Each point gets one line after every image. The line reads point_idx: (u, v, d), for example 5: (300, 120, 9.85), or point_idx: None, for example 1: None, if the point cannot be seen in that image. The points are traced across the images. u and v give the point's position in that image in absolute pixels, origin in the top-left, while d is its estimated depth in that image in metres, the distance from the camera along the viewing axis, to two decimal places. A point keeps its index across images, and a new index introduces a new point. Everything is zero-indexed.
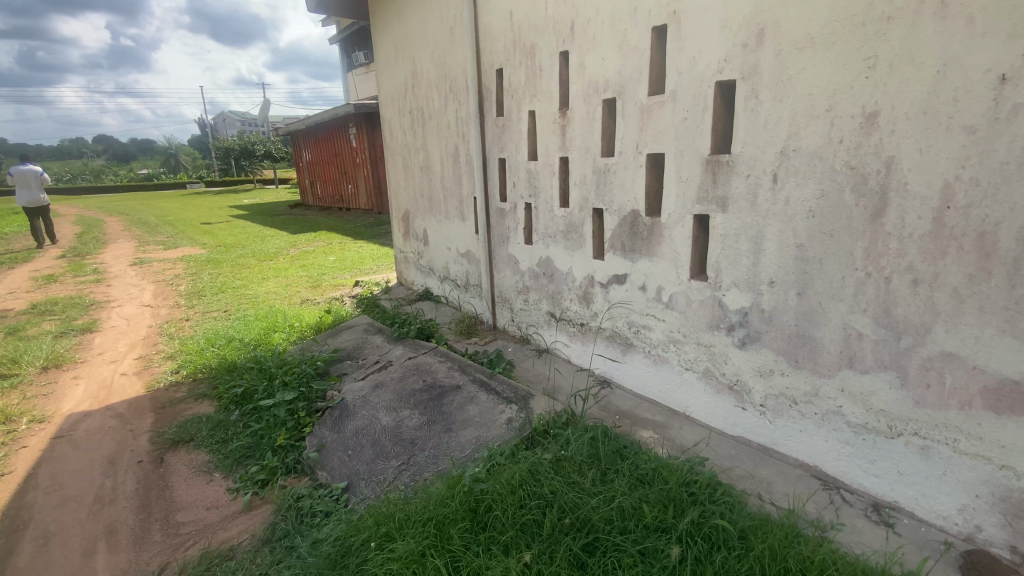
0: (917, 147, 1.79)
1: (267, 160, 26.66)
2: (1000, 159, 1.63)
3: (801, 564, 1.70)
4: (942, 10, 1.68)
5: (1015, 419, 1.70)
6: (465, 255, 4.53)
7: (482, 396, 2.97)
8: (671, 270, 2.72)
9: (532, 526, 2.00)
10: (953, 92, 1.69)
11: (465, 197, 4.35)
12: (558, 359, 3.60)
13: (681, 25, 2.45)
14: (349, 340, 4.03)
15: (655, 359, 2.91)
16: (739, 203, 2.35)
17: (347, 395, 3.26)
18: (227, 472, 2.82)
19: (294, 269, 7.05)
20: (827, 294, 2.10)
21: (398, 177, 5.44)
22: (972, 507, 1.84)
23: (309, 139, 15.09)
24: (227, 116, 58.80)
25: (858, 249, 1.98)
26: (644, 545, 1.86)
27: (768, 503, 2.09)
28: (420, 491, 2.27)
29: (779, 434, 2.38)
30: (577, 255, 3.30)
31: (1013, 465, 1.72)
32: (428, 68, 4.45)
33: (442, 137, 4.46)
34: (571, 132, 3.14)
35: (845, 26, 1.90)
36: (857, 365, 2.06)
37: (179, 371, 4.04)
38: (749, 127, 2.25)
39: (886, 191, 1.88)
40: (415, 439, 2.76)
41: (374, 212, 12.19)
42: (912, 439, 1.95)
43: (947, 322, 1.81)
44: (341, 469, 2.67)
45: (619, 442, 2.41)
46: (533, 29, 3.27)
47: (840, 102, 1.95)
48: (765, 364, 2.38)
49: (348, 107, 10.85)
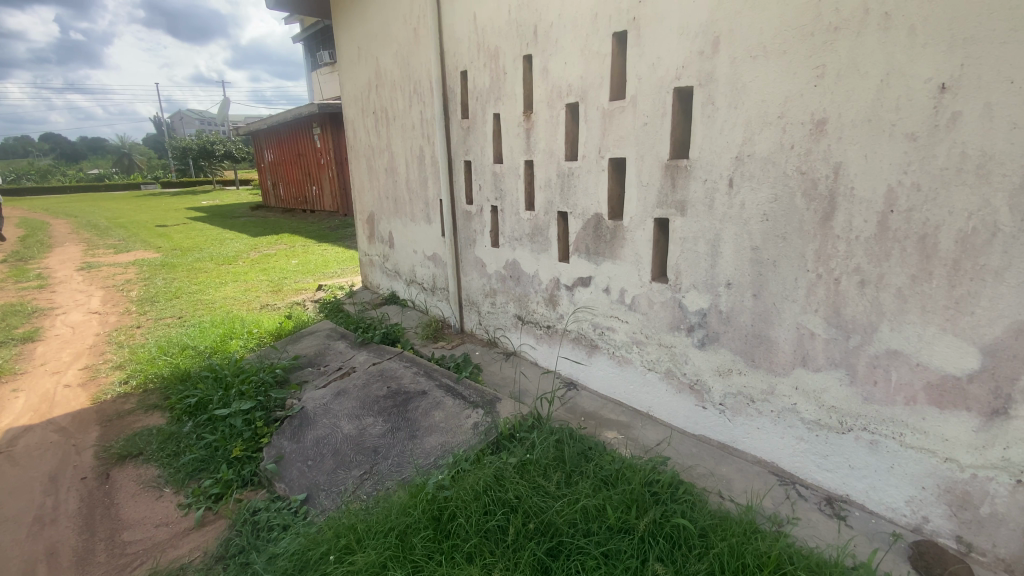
0: (862, 153, 1.86)
1: (226, 160, 25.80)
2: (939, 165, 1.71)
3: (758, 559, 1.74)
4: (885, 21, 1.75)
5: (957, 413, 1.79)
6: (431, 258, 4.48)
7: (448, 401, 2.93)
8: (633, 272, 2.76)
9: (496, 532, 1.98)
10: (897, 101, 1.77)
11: (431, 199, 4.30)
12: (524, 362, 3.59)
13: (641, 32, 2.49)
14: (311, 346, 3.92)
15: (619, 360, 2.94)
16: (697, 207, 2.40)
17: (308, 403, 3.17)
18: (178, 487, 2.69)
19: (254, 273, 6.83)
20: (781, 295, 2.17)
21: (362, 179, 5.34)
22: (918, 499, 1.92)
23: (271, 139, 14.70)
24: (184, 115, 56.73)
25: (809, 251, 2.05)
26: (607, 547, 1.87)
27: (728, 500, 2.13)
28: (382, 501, 2.21)
29: (738, 432, 2.44)
30: (543, 258, 3.31)
31: (956, 457, 1.81)
32: (391, 69, 4.39)
33: (406, 139, 4.40)
34: (535, 135, 3.15)
35: (796, 35, 1.96)
36: (810, 363, 2.13)
37: (128, 381, 3.83)
38: (706, 133, 2.30)
39: (834, 195, 1.95)
40: (378, 447, 2.70)
41: (339, 213, 11.96)
42: (862, 434, 2.03)
43: (891, 321, 1.89)
44: (300, 480, 2.58)
45: (584, 444, 2.42)
46: (497, 32, 3.27)
47: (791, 109, 2.02)
48: (724, 363, 2.43)
49: (312, 106, 10.62)
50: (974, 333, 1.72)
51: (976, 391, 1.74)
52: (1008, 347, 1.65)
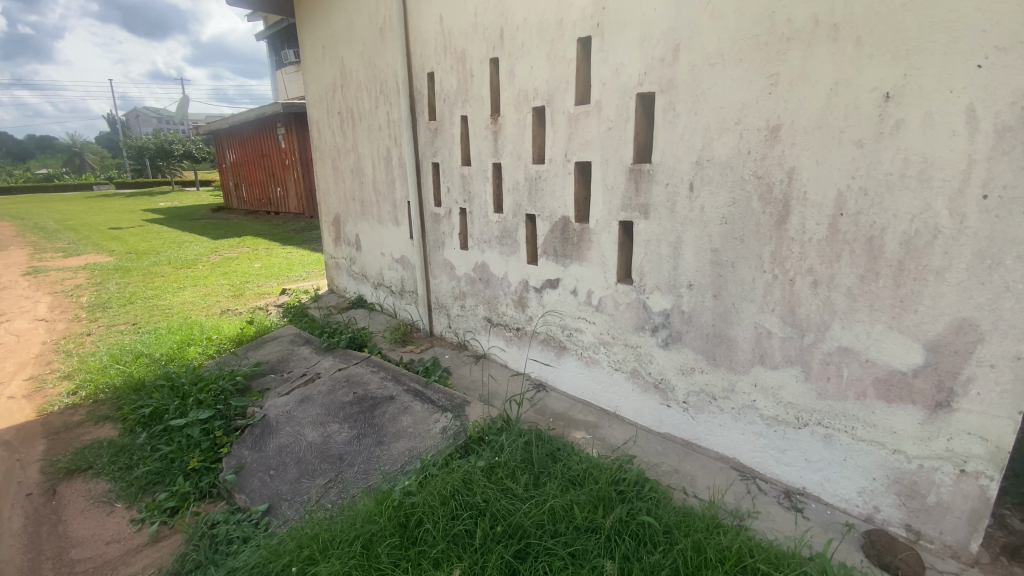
0: (814, 159, 1.94)
1: (185, 160, 24.85)
2: (884, 170, 1.80)
3: (720, 553, 1.78)
4: (833, 32, 1.83)
5: (903, 406, 1.88)
6: (399, 260, 4.42)
7: (416, 405, 2.90)
8: (599, 273, 2.79)
9: (463, 537, 1.96)
10: (845, 109, 1.85)
11: (399, 201, 4.25)
12: (494, 365, 3.59)
13: (605, 38, 2.52)
14: (274, 352, 3.81)
15: (587, 360, 2.97)
16: (660, 210, 2.45)
17: (270, 411, 3.08)
18: (131, 502, 2.57)
19: (214, 277, 6.60)
20: (740, 295, 2.23)
21: (327, 181, 5.24)
22: (870, 489, 2.01)
23: (233, 139, 14.26)
24: (140, 113, 54.50)
25: (765, 253, 2.12)
26: (574, 547, 1.88)
27: (691, 497, 2.18)
28: (347, 509, 2.17)
29: (701, 429, 2.50)
30: (512, 260, 3.32)
31: (903, 449, 1.90)
32: (357, 70, 4.32)
33: (373, 140, 4.34)
34: (502, 139, 3.16)
35: (751, 44, 2.03)
36: (768, 361, 2.20)
37: (78, 392, 3.64)
38: (668, 138, 2.36)
39: (788, 199, 2.03)
40: (343, 455, 2.65)
41: (305, 215, 11.70)
42: (817, 429, 2.11)
43: (843, 320, 1.97)
44: (261, 491, 2.50)
45: (552, 445, 2.43)
46: (463, 34, 3.27)
47: (747, 115, 2.08)
48: (686, 362, 2.49)
49: (276, 106, 10.37)
50: (919, 330, 1.81)
51: (921, 385, 1.83)
52: (949, 342, 1.75)
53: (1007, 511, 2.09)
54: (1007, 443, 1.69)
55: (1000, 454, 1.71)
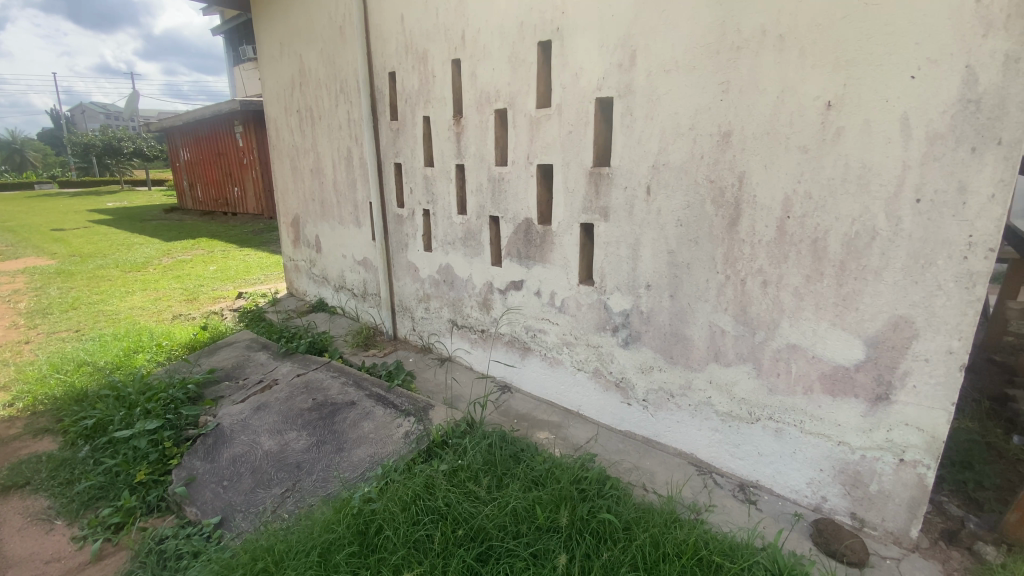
0: (762, 164, 2.01)
1: (135, 158, 23.71)
2: (827, 175, 1.88)
3: (678, 548, 1.82)
4: (779, 43, 1.91)
5: (847, 400, 1.97)
6: (361, 262, 4.34)
7: (378, 411, 2.85)
8: (562, 275, 2.82)
9: (424, 542, 1.94)
10: (790, 116, 1.93)
11: (360, 202, 4.18)
12: (458, 367, 3.57)
13: (565, 42, 2.55)
14: (228, 358, 3.68)
15: (551, 361, 2.99)
16: (619, 212, 2.50)
17: (224, 420, 2.97)
18: (72, 519, 2.43)
19: (166, 281, 6.31)
20: (695, 295, 2.30)
21: (285, 181, 5.10)
22: (818, 480, 2.10)
23: (188, 137, 13.72)
24: (86, 108, 51.79)
25: (718, 254, 2.19)
26: (535, 547, 1.88)
27: (651, 493, 2.23)
28: (304, 519, 2.11)
29: (660, 426, 2.56)
30: (475, 262, 3.31)
31: (847, 440, 2.00)
32: (316, 67, 4.23)
33: (333, 140, 4.26)
34: (465, 140, 3.15)
35: (703, 52, 2.10)
36: (722, 358, 2.27)
37: (13, 404, 3.41)
38: (625, 142, 2.41)
39: (739, 203, 2.10)
40: (301, 463, 2.58)
41: (265, 216, 11.36)
42: (769, 423, 2.19)
43: (791, 318, 2.05)
44: (213, 503, 2.41)
45: (515, 446, 2.44)
46: (425, 34, 3.24)
47: (700, 121, 2.15)
48: (646, 361, 2.54)
49: (232, 103, 10.03)
50: (859, 327, 1.90)
51: (863, 379, 1.92)
52: (888, 338, 1.85)
53: (944, 497, 2.22)
54: (941, 432, 1.80)
55: (935, 443, 1.81)
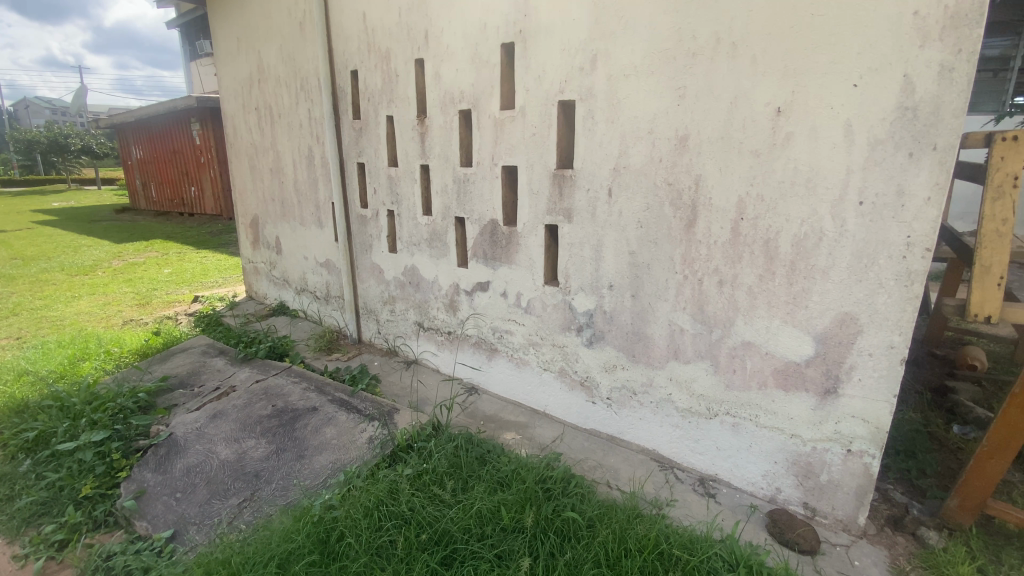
0: (717, 167, 2.08)
1: (83, 156, 22.54)
2: (777, 178, 1.96)
3: (639, 543, 1.86)
4: (732, 51, 1.97)
5: (798, 394, 2.05)
6: (324, 264, 4.25)
7: (341, 416, 2.79)
8: (527, 276, 2.84)
9: (387, 548, 1.92)
10: (743, 121, 1.99)
11: (322, 202, 4.09)
12: (425, 370, 3.54)
13: (528, 45, 2.57)
14: (183, 365, 3.55)
15: (517, 361, 3.00)
16: (582, 214, 2.53)
17: (177, 429, 2.86)
18: (10, 538, 2.29)
19: (116, 285, 6.02)
20: (655, 295, 2.35)
21: (244, 181, 4.95)
22: (773, 472, 2.18)
23: (140, 134, 13.16)
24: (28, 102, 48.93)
25: (676, 255, 2.25)
26: (500, 548, 1.89)
27: (615, 490, 2.27)
28: (262, 529, 2.05)
29: (624, 424, 2.60)
30: (441, 263, 3.29)
31: (799, 433, 2.08)
32: (275, 65, 4.13)
33: (293, 139, 4.16)
34: (430, 140, 3.13)
35: (661, 58, 2.15)
36: (681, 356, 2.33)
37: None
38: (587, 145, 2.44)
39: (696, 205, 2.16)
40: (260, 472, 2.50)
41: (223, 217, 10.99)
42: (726, 418, 2.26)
43: (745, 316, 2.12)
44: (166, 516, 2.32)
45: (481, 448, 2.43)
46: (388, 33, 3.20)
47: (659, 126, 2.20)
48: (609, 360, 2.58)
49: (188, 99, 9.67)
50: (809, 324, 1.98)
51: (812, 374, 2.01)
52: (834, 334, 1.94)
53: (890, 485, 2.33)
54: (885, 423, 1.89)
55: (879, 434, 1.91)
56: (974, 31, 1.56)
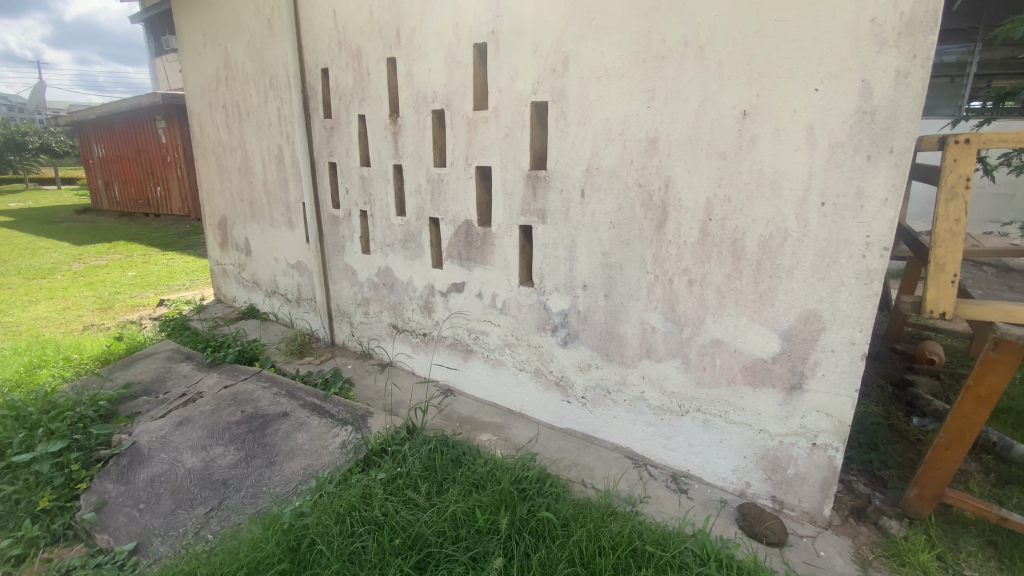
0: (686, 169, 2.11)
1: (42, 155, 21.66)
2: (743, 180, 2.00)
3: (613, 540, 1.88)
4: (700, 55, 2.01)
5: (766, 390, 2.11)
6: (295, 266, 4.17)
7: (313, 421, 2.74)
8: (502, 277, 2.84)
9: (360, 553, 1.90)
10: (710, 124, 2.03)
11: (293, 203, 4.01)
12: (400, 373, 3.50)
13: (500, 45, 2.57)
14: (147, 371, 3.44)
15: (493, 362, 3.00)
16: (555, 214, 2.54)
17: (141, 438, 2.77)
18: None
19: (76, 289, 5.79)
20: (627, 294, 2.38)
21: (211, 181, 4.82)
22: (742, 467, 2.23)
23: (102, 132, 12.71)
24: None
25: (647, 255, 2.28)
26: (475, 551, 1.89)
27: (589, 488, 2.29)
28: (229, 539, 2.01)
29: (598, 422, 2.63)
30: (416, 264, 3.26)
31: (767, 428, 2.14)
32: (243, 62, 4.03)
33: (262, 138, 4.07)
34: (403, 140, 3.10)
35: (631, 61, 2.17)
36: (653, 355, 2.36)
37: None
38: (560, 146, 2.45)
39: (666, 206, 2.19)
40: (228, 479, 2.44)
41: (191, 218, 10.68)
42: (697, 415, 2.30)
43: (714, 315, 2.16)
44: (128, 528, 2.24)
45: (457, 450, 2.42)
46: (359, 31, 3.16)
47: (630, 127, 2.23)
48: (584, 359, 2.60)
49: (154, 96, 9.39)
50: (775, 322, 2.04)
51: (779, 370, 2.06)
52: (799, 332, 1.99)
53: (853, 477, 2.41)
54: (847, 417, 1.95)
55: (842, 427, 1.97)
56: (928, 37, 1.62)
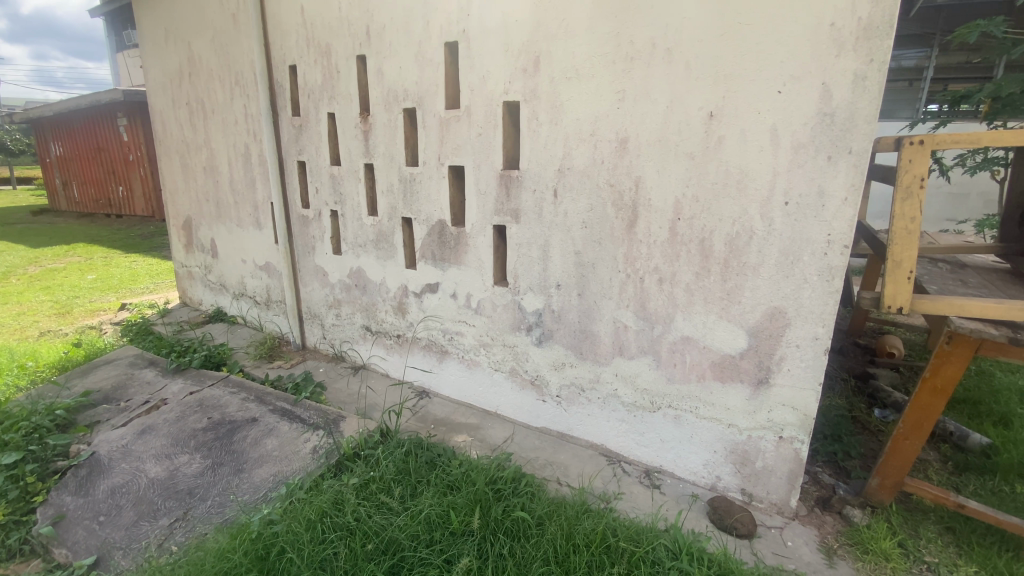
0: (655, 169, 2.15)
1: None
2: (711, 179, 2.04)
3: (586, 537, 1.89)
4: (668, 56, 2.04)
5: (734, 385, 2.15)
6: (265, 267, 4.07)
7: (283, 426, 2.69)
8: (476, 277, 2.83)
9: (332, 560, 1.87)
10: (678, 125, 2.06)
11: (262, 203, 3.91)
12: (374, 375, 3.46)
13: (471, 44, 2.56)
14: (108, 378, 3.31)
15: (468, 362, 2.99)
16: (529, 214, 2.54)
17: (101, 447, 2.67)
18: None
19: (31, 294, 5.53)
20: (600, 293, 2.40)
21: (175, 180, 4.67)
22: (713, 461, 2.27)
23: (60, 130, 12.19)
24: None
25: (619, 254, 2.30)
26: (449, 553, 1.87)
27: (564, 486, 2.30)
28: (194, 550, 1.95)
29: (573, 421, 2.64)
30: (389, 265, 3.23)
31: (736, 422, 2.18)
32: (207, 58, 3.91)
33: (229, 137, 3.96)
34: (374, 138, 3.06)
35: (602, 62, 2.19)
36: (626, 352, 2.39)
37: None
38: (532, 146, 2.46)
39: (636, 205, 2.22)
40: (194, 489, 2.37)
41: (155, 219, 10.33)
42: (668, 411, 2.34)
43: (684, 313, 2.20)
44: (87, 542, 2.16)
45: (431, 452, 2.40)
46: (328, 28, 3.10)
47: (601, 128, 2.24)
48: (558, 358, 2.61)
49: (114, 93, 9.06)
50: (742, 319, 2.08)
51: (746, 366, 2.11)
52: (765, 328, 2.04)
53: (819, 468, 2.48)
54: (812, 410, 2.01)
55: (807, 420, 2.03)
56: (883, 42, 1.68)
